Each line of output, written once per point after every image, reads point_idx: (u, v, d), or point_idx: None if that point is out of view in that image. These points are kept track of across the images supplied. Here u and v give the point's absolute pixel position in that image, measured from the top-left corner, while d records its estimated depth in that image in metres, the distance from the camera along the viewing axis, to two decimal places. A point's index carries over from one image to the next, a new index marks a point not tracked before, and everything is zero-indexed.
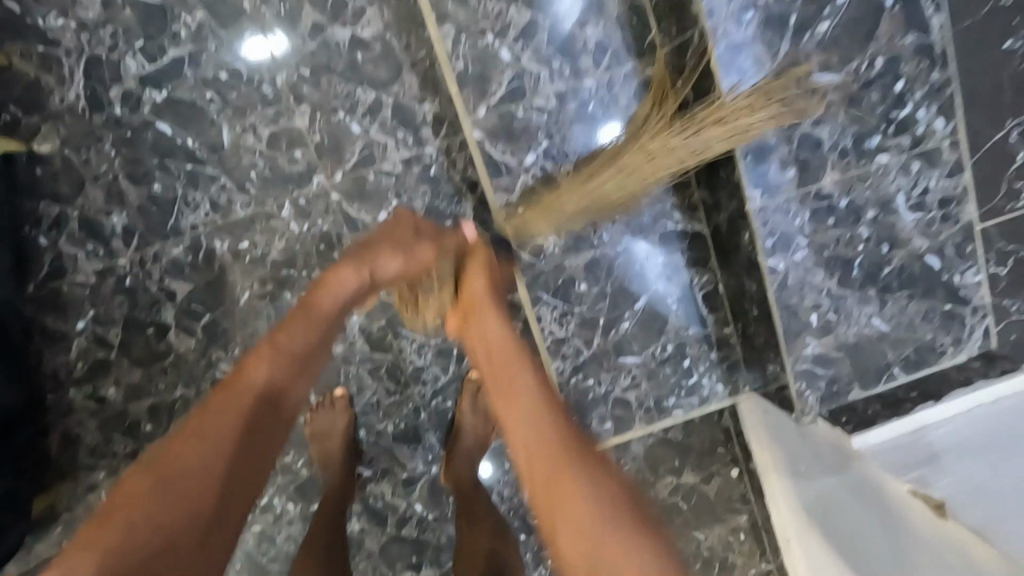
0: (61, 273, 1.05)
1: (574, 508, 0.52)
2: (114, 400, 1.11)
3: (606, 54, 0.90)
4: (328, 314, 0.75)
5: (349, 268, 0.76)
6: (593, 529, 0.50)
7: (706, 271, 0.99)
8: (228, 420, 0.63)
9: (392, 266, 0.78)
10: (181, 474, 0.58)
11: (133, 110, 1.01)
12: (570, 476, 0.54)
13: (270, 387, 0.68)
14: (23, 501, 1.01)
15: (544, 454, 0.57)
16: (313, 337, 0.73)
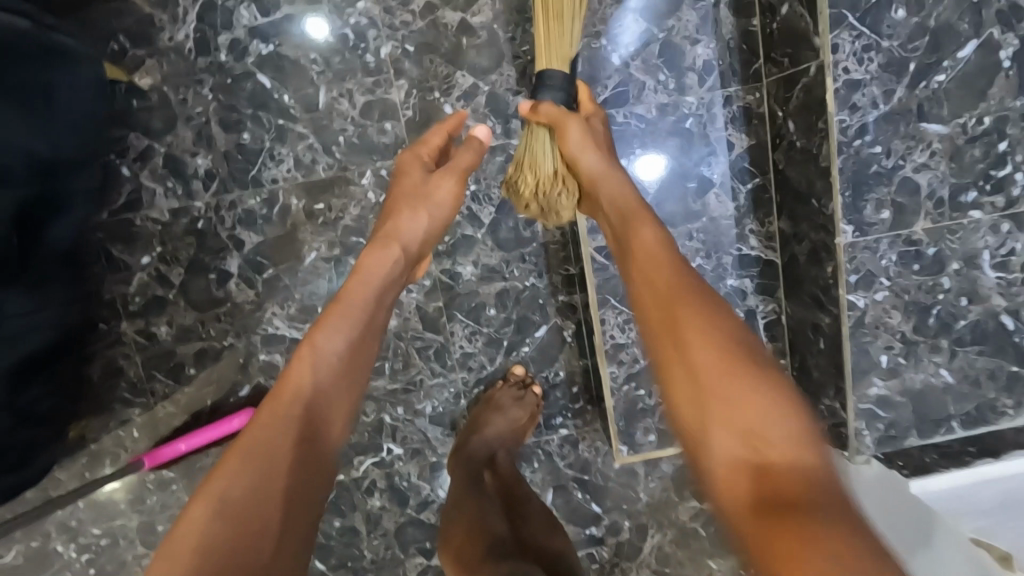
0: (137, 206, 1.06)
1: (767, 424, 0.59)
2: (164, 339, 1.11)
3: (712, 74, 0.93)
4: (360, 313, 0.79)
5: (387, 248, 0.83)
6: (782, 438, 0.57)
7: (771, 300, 1.00)
8: (275, 428, 0.69)
9: (416, 227, 0.86)
10: (243, 477, 0.65)
11: (237, 59, 1.03)
12: (760, 396, 0.60)
13: (318, 390, 0.73)
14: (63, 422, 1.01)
15: (715, 367, 0.63)
16: (350, 340, 0.77)
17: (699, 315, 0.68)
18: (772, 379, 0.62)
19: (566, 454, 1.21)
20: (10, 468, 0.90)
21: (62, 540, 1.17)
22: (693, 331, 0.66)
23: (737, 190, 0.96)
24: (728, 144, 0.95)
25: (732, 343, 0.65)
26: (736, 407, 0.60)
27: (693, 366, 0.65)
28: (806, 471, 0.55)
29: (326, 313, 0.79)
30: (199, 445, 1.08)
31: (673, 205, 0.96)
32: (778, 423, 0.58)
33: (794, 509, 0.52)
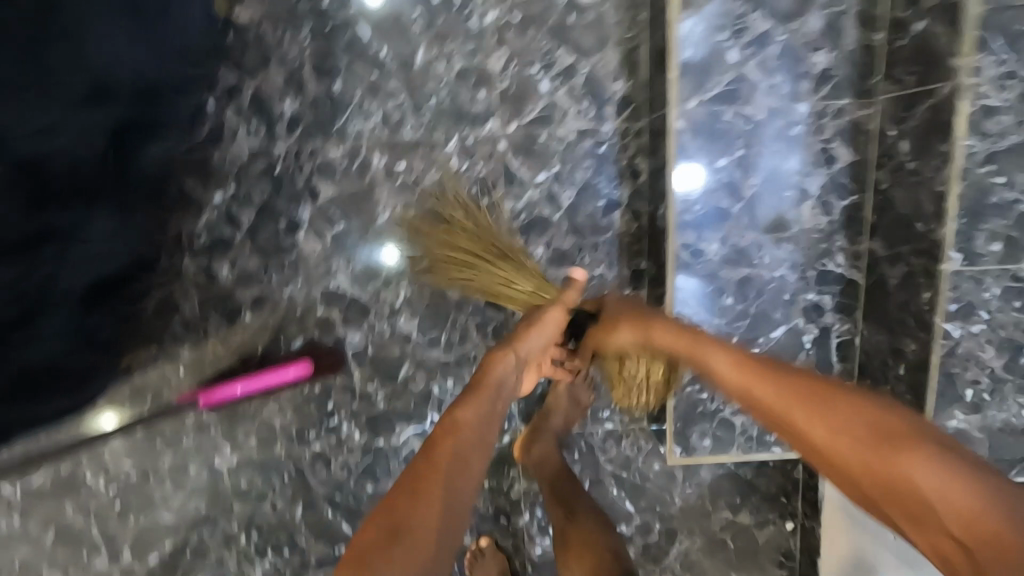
0: (216, 142, 1.04)
1: (915, 485, 0.61)
2: (224, 281, 1.10)
3: (827, 84, 0.91)
4: (492, 394, 0.88)
5: (506, 354, 0.92)
6: (944, 500, 0.59)
7: (848, 320, 0.99)
8: (430, 495, 0.73)
9: (534, 341, 0.96)
10: (409, 538, 0.69)
11: (340, 5, 1.01)
12: (909, 459, 0.62)
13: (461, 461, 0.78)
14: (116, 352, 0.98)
15: (859, 456, 0.65)
16: (484, 413, 0.85)
17: (805, 392, 0.70)
18: (915, 442, 0.63)
19: (609, 449, 1.20)
20: (70, 386, 0.89)
21: (91, 469, 1.15)
22: (803, 417, 0.69)
23: (833, 205, 0.95)
24: (831, 157, 0.93)
25: (850, 412, 0.67)
26: (894, 488, 0.62)
27: (829, 455, 0.67)
28: (982, 523, 0.57)
29: (463, 393, 0.87)
30: (258, 388, 1.04)
31: (766, 212, 0.95)
32: (924, 479, 0.60)
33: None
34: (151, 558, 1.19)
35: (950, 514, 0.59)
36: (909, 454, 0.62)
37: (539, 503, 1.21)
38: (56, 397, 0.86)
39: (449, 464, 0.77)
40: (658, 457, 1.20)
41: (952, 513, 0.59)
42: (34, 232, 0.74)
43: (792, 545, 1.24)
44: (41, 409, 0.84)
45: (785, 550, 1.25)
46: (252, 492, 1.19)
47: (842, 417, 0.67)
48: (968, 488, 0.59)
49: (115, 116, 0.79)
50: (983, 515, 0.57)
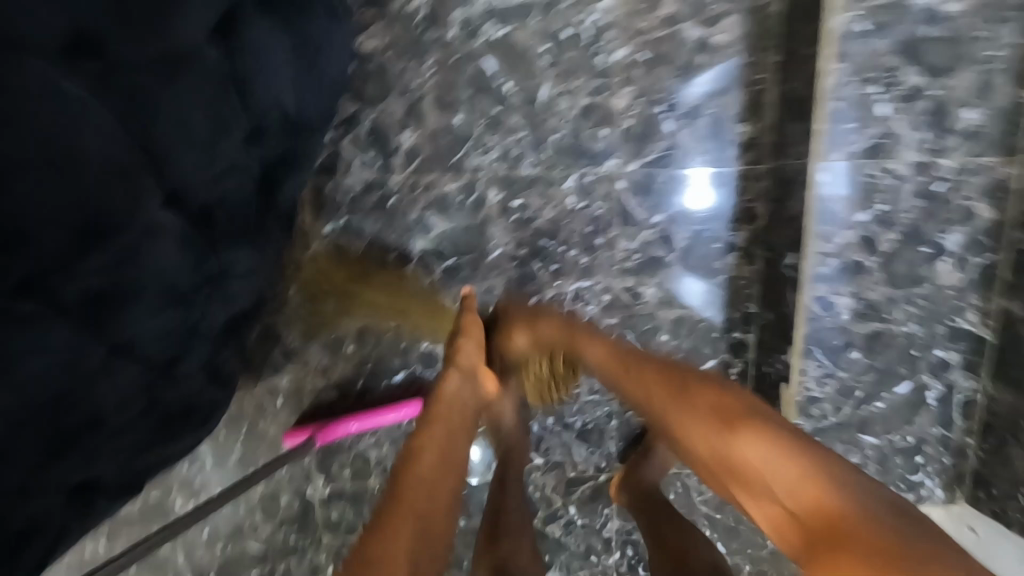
0: (332, 172, 1.02)
1: (744, 452, 0.63)
2: (329, 312, 1.07)
3: (975, 140, 0.89)
4: (448, 413, 0.85)
5: (456, 375, 0.91)
6: (779, 467, 0.60)
7: (974, 378, 0.97)
8: (402, 531, 0.66)
9: (468, 351, 0.94)
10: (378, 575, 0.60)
11: (467, 38, 0.98)
12: (743, 437, 0.64)
13: (431, 495, 0.72)
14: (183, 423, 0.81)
15: (704, 432, 0.67)
16: (440, 444, 0.80)
17: (681, 385, 0.74)
18: (769, 422, 0.64)
19: (704, 491, 1.18)
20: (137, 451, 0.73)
21: None
22: (675, 411, 0.71)
23: (969, 262, 0.93)
24: (971, 215, 0.91)
25: (708, 401, 0.69)
26: (739, 470, 0.63)
27: (691, 445, 0.69)
28: (817, 497, 0.57)
29: (418, 424, 0.83)
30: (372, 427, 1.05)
31: (901, 267, 0.93)
32: (764, 456, 0.62)
33: (840, 535, 0.54)
34: None
35: (803, 484, 0.58)
36: (751, 429, 0.64)
37: (629, 542, 1.20)
38: (187, 433, 0.83)
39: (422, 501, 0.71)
40: None
41: (789, 492, 0.59)
42: (201, 282, 0.70)
43: None
44: (175, 444, 0.81)
45: None
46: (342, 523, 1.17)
47: (714, 401, 0.69)
48: (798, 455, 0.60)
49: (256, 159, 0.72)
50: (819, 496, 0.57)
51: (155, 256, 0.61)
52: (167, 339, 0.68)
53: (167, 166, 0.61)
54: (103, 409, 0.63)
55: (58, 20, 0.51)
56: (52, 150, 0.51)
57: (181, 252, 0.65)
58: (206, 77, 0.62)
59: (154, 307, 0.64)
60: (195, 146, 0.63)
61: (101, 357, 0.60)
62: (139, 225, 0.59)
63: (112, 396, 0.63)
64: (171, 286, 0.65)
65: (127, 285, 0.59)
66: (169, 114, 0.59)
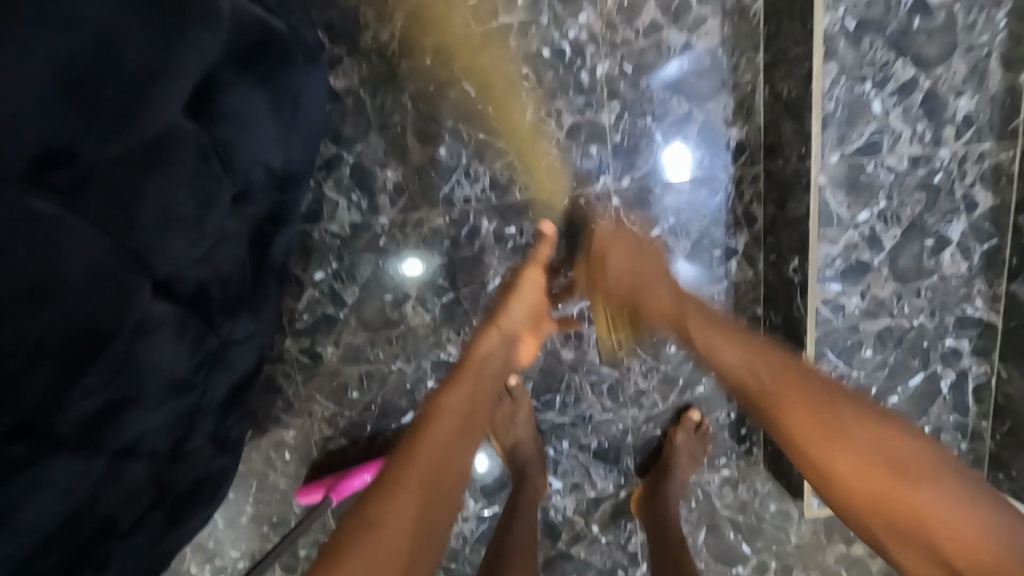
0: (318, 218, 0.98)
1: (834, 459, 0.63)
2: (329, 359, 1.04)
3: (971, 128, 0.87)
4: (480, 372, 0.83)
5: (490, 332, 0.88)
6: (873, 449, 0.62)
7: (985, 362, 0.97)
8: (395, 508, 0.64)
9: (516, 313, 0.91)
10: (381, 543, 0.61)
11: (444, 66, 0.94)
12: (843, 417, 0.65)
13: (444, 458, 0.71)
14: (199, 498, 0.79)
15: (808, 430, 0.65)
16: (466, 398, 0.79)
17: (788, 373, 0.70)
18: (862, 413, 0.65)
19: (725, 495, 1.18)
20: (159, 537, 0.71)
21: (197, 560, 1.11)
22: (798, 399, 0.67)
23: (973, 250, 0.92)
24: (973, 202, 0.90)
25: (852, 429, 0.64)
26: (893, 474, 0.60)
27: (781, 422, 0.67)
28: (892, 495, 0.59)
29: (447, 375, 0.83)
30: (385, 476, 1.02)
31: (907, 261, 0.92)
32: (854, 441, 0.63)
33: (890, 511, 0.59)
34: None
35: (864, 472, 0.61)
36: (848, 432, 0.63)
37: None
38: (200, 509, 0.80)
39: (432, 459, 0.70)
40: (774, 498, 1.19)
41: (861, 484, 0.61)
42: (198, 362, 0.66)
43: None
44: (191, 521, 0.78)
45: None
46: None
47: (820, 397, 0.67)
48: (907, 447, 0.61)
49: (241, 226, 0.69)
50: (880, 478, 0.60)
51: (147, 352, 0.57)
52: (168, 428, 0.65)
53: (152, 260, 0.56)
54: (111, 513, 0.60)
55: (26, 136, 0.46)
56: (35, 276, 0.47)
57: (186, 346, 0.63)
58: (186, 154, 0.57)
59: (158, 404, 0.61)
60: (181, 229, 0.58)
61: (104, 465, 0.56)
62: (130, 322, 0.54)
63: (118, 494, 0.60)
64: (171, 379, 0.61)
65: (125, 392, 0.55)
66: (152, 208, 0.55)
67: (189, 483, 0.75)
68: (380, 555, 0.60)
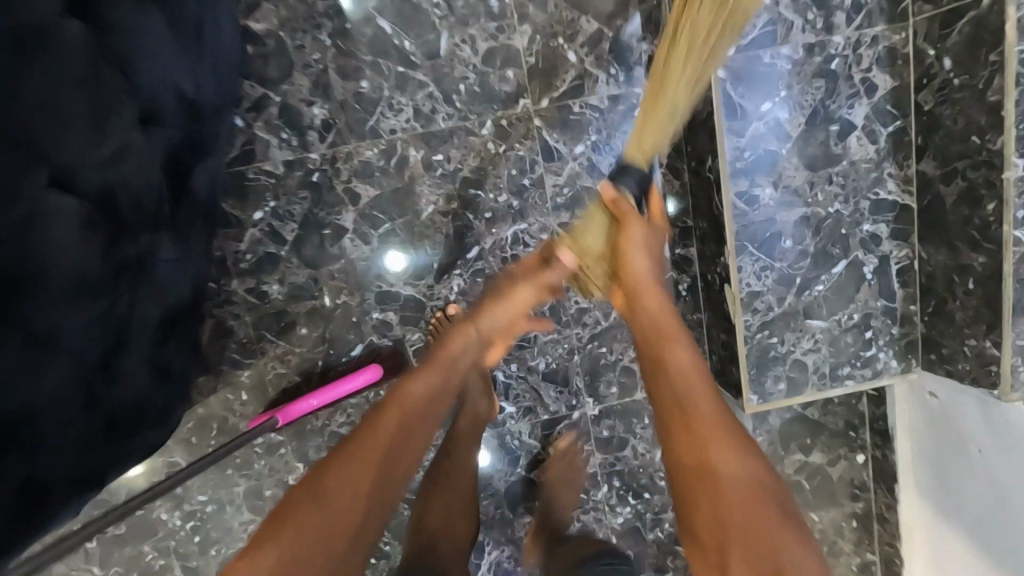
0: (250, 158, 1.02)
1: (711, 461, 0.68)
2: (275, 298, 1.08)
3: (861, 12, 0.91)
4: (446, 369, 0.92)
5: (463, 330, 0.96)
6: (725, 472, 0.68)
7: (905, 245, 1.00)
8: (363, 464, 0.77)
9: (495, 318, 0.97)
10: (331, 509, 0.72)
11: (357, 3, 0.99)
12: (711, 447, 0.69)
13: (393, 450, 0.81)
14: (141, 418, 0.84)
15: (694, 469, 0.69)
16: (430, 386, 0.89)
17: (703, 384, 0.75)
18: (733, 432, 0.71)
19: None
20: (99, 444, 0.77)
21: (167, 507, 1.15)
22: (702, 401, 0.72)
23: (879, 133, 0.95)
24: (873, 85, 0.93)
25: (717, 430, 0.71)
26: (742, 493, 0.66)
27: (685, 443, 0.71)
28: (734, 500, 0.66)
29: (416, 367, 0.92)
30: (333, 400, 1.04)
31: (815, 149, 0.95)
32: (721, 459, 0.68)
33: (727, 522, 0.65)
34: None
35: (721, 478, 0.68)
36: (720, 437, 0.70)
37: (614, 474, 1.22)
38: (143, 431, 0.85)
39: (390, 439, 0.81)
40: None
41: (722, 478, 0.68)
42: (113, 268, 0.71)
43: (866, 479, 1.27)
44: (131, 444, 0.83)
45: (858, 483, 1.27)
46: None
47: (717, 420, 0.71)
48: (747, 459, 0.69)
49: (155, 146, 0.74)
50: (727, 488, 0.67)
51: (49, 244, 0.63)
52: (92, 337, 0.70)
53: (42, 153, 0.61)
54: (31, 401, 0.64)
55: None
56: None
57: (98, 247, 0.68)
58: (72, 57, 0.63)
59: (70, 298, 0.66)
60: (75, 127, 0.64)
61: (20, 343, 0.61)
62: (26, 208, 0.60)
63: (43, 388, 0.65)
64: (82, 274, 0.66)
65: (29, 269, 0.61)
66: (37, 101, 0.60)
67: (127, 401, 0.80)
68: (331, 519, 0.71)
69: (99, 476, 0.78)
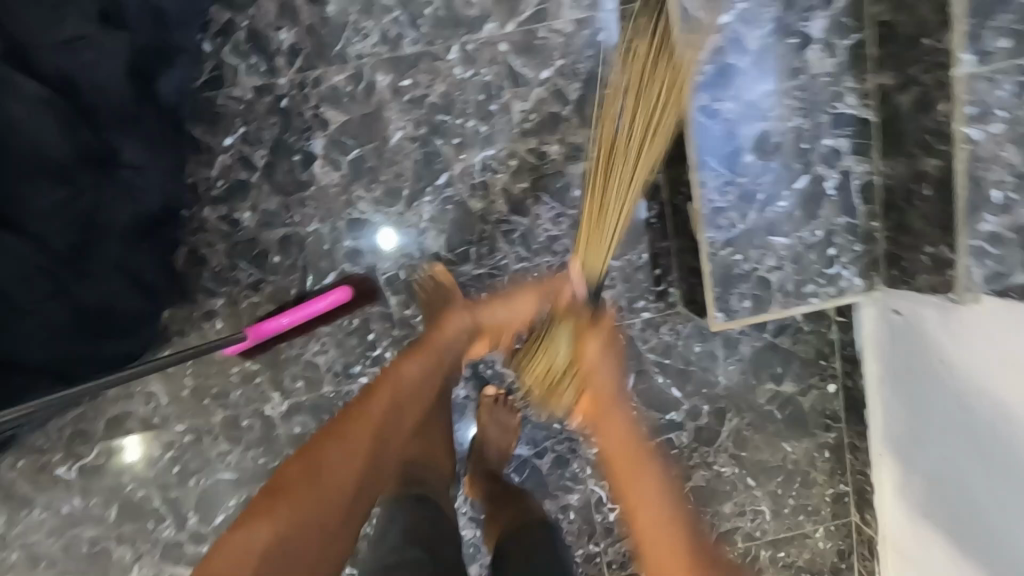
0: (219, 84, 1.03)
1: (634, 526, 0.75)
2: (247, 226, 1.09)
3: None
4: (437, 356, 0.98)
5: (458, 314, 1.02)
6: (659, 544, 0.73)
7: (866, 160, 1.01)
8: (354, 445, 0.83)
9: (495, 314, 1.02)
10: (324, 484, 0.79)
11: None
12: (672, 533, 0.73)
13: (386, 427, 0.87)
14: (106, 319, 0.87)
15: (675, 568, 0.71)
16: (420, 377, 0.95)
17: (640, 459, 0.79)
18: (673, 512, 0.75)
19: (649, 339, 1.22)
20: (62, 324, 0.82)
21: (145, 438, 1.17)
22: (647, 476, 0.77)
23: (837, 46, 0.96)
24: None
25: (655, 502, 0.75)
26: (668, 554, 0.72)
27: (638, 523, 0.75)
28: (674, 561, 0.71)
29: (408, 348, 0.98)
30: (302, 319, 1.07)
31: (775, 63, 0.96)
32: (658, 524, 0.74)
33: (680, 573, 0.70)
34: (218, 518, 1.21)
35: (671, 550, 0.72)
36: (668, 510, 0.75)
37: None
38: (106, 333, 0.88)
39: (374, 435, 0.85)
40: (697, 339, 1.23)
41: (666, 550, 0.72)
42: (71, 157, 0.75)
43: (838, 409, 1.29)
44: (94, 342, 0.88)
45: (831, 413, 1.29)
46: (307, 436, 1.20)
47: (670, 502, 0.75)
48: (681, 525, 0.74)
49: (116, 47, 0.75)
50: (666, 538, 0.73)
51: (0, 110, 0.70)
52: (56, 222, 0.76)
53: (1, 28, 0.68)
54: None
55: None
56: None
57: (57, 127, 0.73)
58: None
59: (18, 168, 0.72)
60: (35, 8, 0.69)
61: None
62: None
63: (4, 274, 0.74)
64: (40, 153, 0.73)
65: None
66: None
67: (90, 297, 0.84)
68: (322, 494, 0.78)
69: (53, 356, 0.84)
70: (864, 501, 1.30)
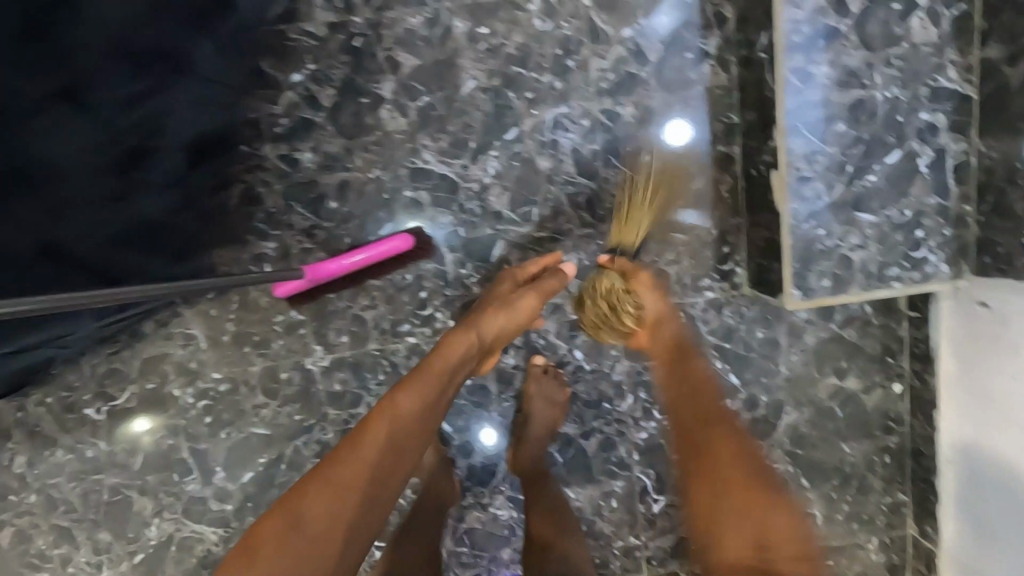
0: (293, 17, 1.00)
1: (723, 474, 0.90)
2: (307, 167, 1.05)
3: None
4: (445, 378, 0.89)
5: (465, 333, 0.93)
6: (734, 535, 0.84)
7: (963, 139, 0.96)
8: (345, 485, 0.76)
9: (496, 324, 0.96)
10: (298, 539, 0.71)
11: None
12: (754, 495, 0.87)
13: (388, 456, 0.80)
14: (165, 236, 0.83)
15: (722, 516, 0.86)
16: (426, 399, 0.86)
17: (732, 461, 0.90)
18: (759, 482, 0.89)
19: (710, 320, 1.16)
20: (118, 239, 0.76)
21: (179, 383, 1.12)
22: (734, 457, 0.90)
23: (942, 15, 0.92)
24: None
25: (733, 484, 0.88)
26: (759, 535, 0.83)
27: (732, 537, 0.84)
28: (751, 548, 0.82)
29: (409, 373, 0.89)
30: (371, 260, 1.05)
31: (876, 27, 0.92)
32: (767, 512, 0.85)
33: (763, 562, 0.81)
34: (246, 475, 1.16)
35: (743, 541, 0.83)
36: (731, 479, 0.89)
37: (641, 385, 1.18)
38: (161, 253, 0.83)
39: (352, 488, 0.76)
40: (760, 325, 1.17)
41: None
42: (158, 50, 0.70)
43: (901, 411, 1.22)
44: (150, 262, 0.82)
45: (894, 415, 1.22)
46: (346, 395, 1.15)
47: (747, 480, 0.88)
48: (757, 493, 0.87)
49: None
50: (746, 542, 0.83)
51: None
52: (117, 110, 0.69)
53: None
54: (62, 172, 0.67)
55: None
56: None
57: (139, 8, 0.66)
58: None
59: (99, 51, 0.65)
60: None
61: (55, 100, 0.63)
62: None
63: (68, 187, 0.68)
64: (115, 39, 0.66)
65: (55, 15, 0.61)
66: None
67: (154, 213, 0.79)
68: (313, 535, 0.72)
69: (115, 275, 0.78)
70: (924, 512, 1.23)
